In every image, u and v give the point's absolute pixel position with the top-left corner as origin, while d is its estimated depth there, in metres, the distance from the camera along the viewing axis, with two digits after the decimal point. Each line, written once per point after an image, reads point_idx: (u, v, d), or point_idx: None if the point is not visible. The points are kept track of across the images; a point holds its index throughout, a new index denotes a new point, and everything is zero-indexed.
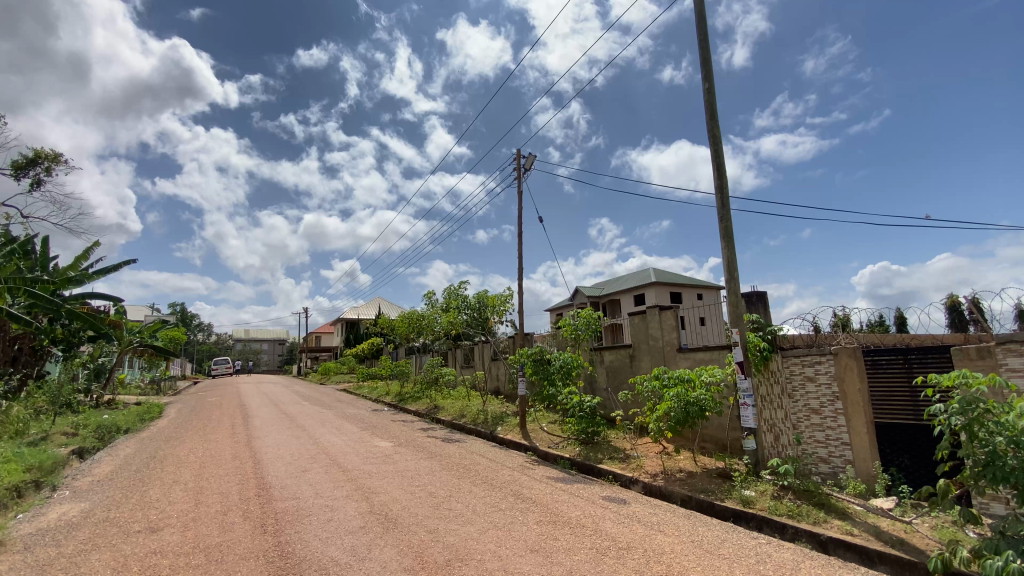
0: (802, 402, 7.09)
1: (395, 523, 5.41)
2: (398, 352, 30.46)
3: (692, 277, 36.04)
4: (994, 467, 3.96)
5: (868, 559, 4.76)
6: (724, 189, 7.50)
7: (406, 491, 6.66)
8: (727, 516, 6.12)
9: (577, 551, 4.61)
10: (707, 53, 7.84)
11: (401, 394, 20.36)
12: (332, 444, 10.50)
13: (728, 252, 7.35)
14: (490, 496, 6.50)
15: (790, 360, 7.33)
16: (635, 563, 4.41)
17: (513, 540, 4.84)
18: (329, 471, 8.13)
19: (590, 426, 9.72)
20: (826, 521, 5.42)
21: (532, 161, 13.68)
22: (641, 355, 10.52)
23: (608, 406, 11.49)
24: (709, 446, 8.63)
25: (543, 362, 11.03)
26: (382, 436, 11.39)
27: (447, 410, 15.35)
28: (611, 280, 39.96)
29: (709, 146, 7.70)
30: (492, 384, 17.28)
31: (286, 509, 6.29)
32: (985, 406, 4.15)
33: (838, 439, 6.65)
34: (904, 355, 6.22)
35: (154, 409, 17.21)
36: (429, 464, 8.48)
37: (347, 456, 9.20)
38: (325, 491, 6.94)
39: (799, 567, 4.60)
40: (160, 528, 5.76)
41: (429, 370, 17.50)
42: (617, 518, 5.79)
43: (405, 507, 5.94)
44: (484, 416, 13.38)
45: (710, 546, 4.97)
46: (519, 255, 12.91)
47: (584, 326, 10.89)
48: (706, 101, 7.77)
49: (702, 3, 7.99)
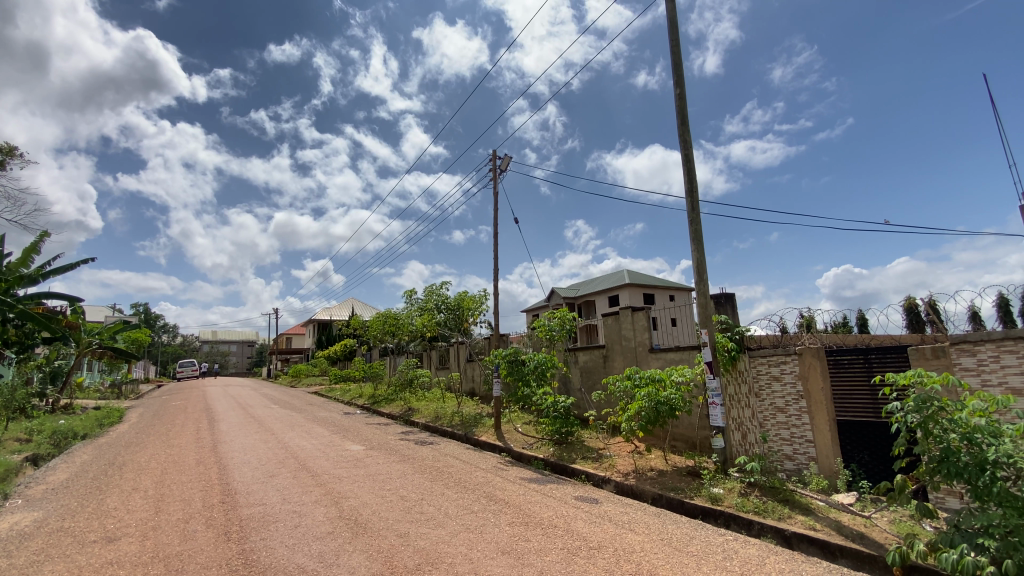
0: (768, 401, 7.27)
1: (364, 528, 5.31)
2: (372, 353, 30.02)
3: (665, 279, 36.71)
4: (949, 462, 4.12)
5: (829, 553, 4.90)
6: (694, 192, 7.64)
7: (376, 495, 6.55)
8: (696, 514, 6.22)
9: (548, 552, 4.61)
10: (678, 59, 7.98)
11: (374, 396, 20.08)
12: (301, 448, 10.26)
13: (698, 254, 7.48)
14: (463, 498, 6.45)
15: (757, 359, 7.51)
16: (605, 562, 4.43)
17: (484, 542, 4.81)
18: (298, 475, 7.93)
19: (564, 427, 9.76)
20: (790, 517, 5.56)
21: (508, 162, 13.69)
22: (615, 356, 10.63)
23: (582, 406, 11.58)
24: (679, 445, 8.77)
25: (518, 363, 11.01)
26: (354, 440, 11.20)
27: (421, 412, 15.19)
28: (586, 282, 40.33)
29: (680, 150, 7.83)
30: (467, 386, 17.21)
31: (251, 515, 6.10)
32: (939, 404, 4.32)
33: (802, 436, 6.85)
34: (864, 354, 6.45)
35: (113, 414, 16.48)
36: (401, 466, 8.37)
37: (317, 460, 9.00)
38: (293, 497, 6.75)
39: (764, 562, 4.70)
40: (118, 538, 5.52)
41: (403, 372, 17.31)
42: (588, 518, 5.81)
43: (376, 512, 5.83)
44: (459, 418, 13.30)
45: (678, 544, 5.04)
46: (495, 256, 12.91)
47: (558, 327, 10.93)
48: (677, 106, 7.90)
49: (674, 10, 8.13)
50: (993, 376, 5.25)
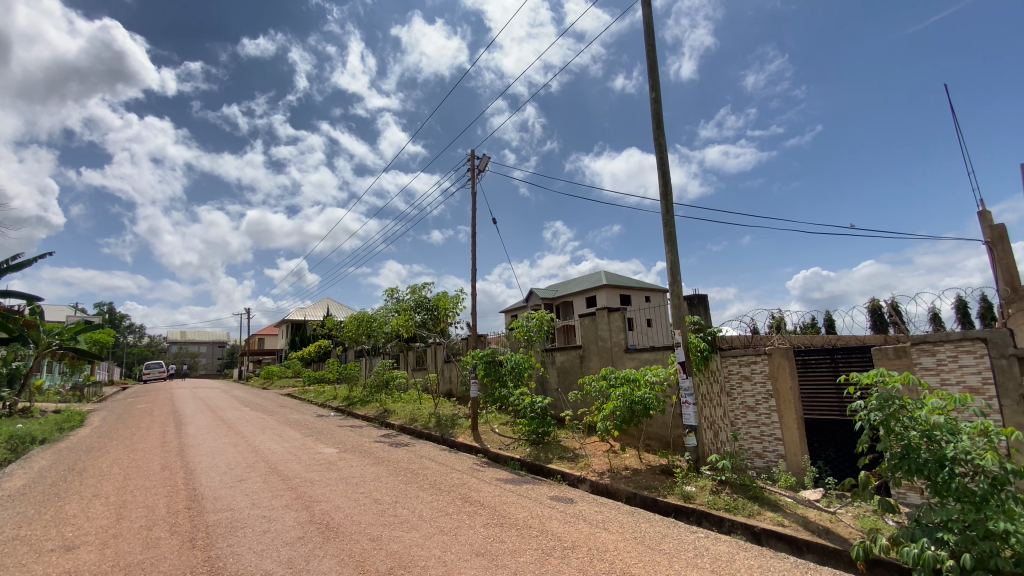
0: (739, 400, 7.42)
1: (336, 532, 5.21)
2: (347, 354, 29.57)
3: (641, 280, 37.24)
4: (909, 459, 4.26)
5: (796, 548, 5.02)
6: (669, 195, 7.75)
7: (349, 499, 6.43)
8: (669, 511, 6.30)
9: (522, 552, 4.61)
10: (654, 63, 8.08)
11: (349, 397, 19.78)
12: (272, 451, 10.02)
13: (672, 256, 7.58)
14: (438, 500, 6.39)
15: (728, 359, 7.65)
16: (579, 562, 4.44)
17: (459, 544, 4.77)
18: (268, 480, 7.73)
19: (540, 427, 9.78)
20: (759, 514, 5.68)
21: (487, 162, 13.65)
22: (591, 356, 10.70)
23: (558, 406, 11.63)
24: (654, 444, 8.88)
25: (495, 363, 10.99)
26: (327, 442, 10.99)
27: (397, 414, 15.02)
28: (564, 283, 40.59)
29: (655, 153, 7.93)
30: (444, 387, 17.09)
31: (218, 521, 5.92)
32: (900, 402, 4.46)
33: (772, 435, 7.01)
34: (831, 354, 6.63)
35: (75, 417, 15.78)
36: (376, 469, 8.25)
37: (288, 463, 8.79)
38: (263, 502, 6.58)
39: (733, 559, 4.78)
40: (77, 546, 5.28)
41: (379, 373, 17.09)
42: (563, 518, 5.82)
43: (348, 516, 5.73)
44: (435, 420, 13.20)
45: (651, 542, 5.09)
46: (472, 257, 12.87)
47: (536, 328, 10.94)
48: (652, 109, 8.00)
49: (650, 15, 8.24)
50: (951, 375, 5.46)
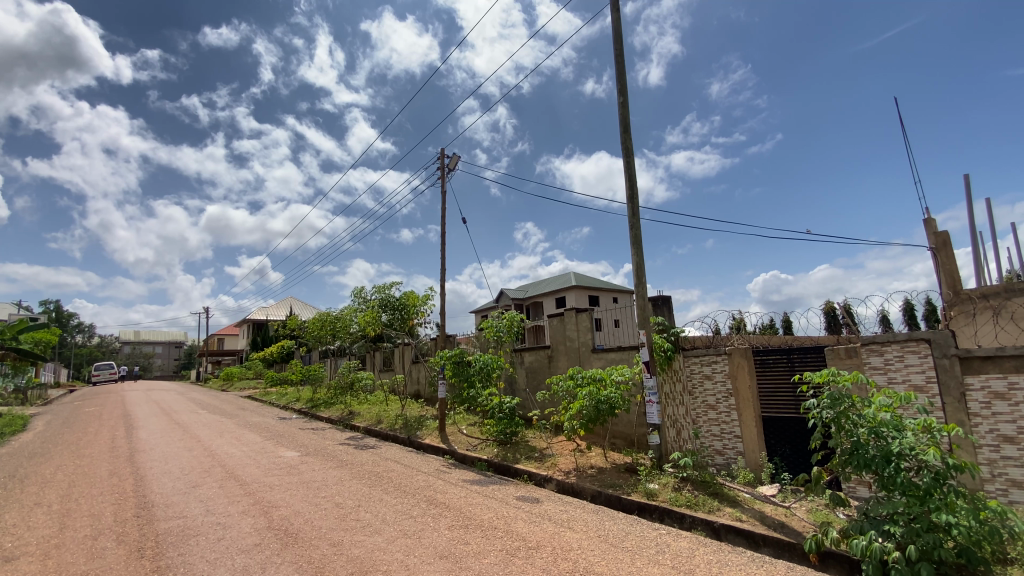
0: (700, 399, 7.60)
1: (295, 537, 5.06)
2: (312, 354, 28.83)
3: (609, 282, 37.81)
4: (858, 455, 4.45)
5: (753, 543, 5.18)
6: (635, 198, 7.86)
7: (310, 503, 6.25)
8: (633, 509, 6.40)
9: (487, 554, 4.57)
10: (622, 68, 8.20)
11: (313, 399, 19.29)
12: (230, 455, 9.66)
13: (638, 257, 7.70)
14: (402, 503, 6.29)
15: (690, 359, 7.82)
16: (543, 562, 4.44)
17: (422, 548, 4.70)
18: (225, 485, 7.44)
19: (508, 427, 9.77)
20: (719, 509, 5.84)
21: (457, 161, 13.56)
22: (559, 356, 10.76)
23: (526, 406, 11.66)
24: (619, 442, 9.00)
25: (463, 364, 10.90)
26: (289, 446, 10.67)
27: (362, 416, 14.73)
28: (534, 283, 40.76)
29: (622, 157, 8.04)
30: (412, 388, 16.87)
31: (170, 529, 5.65)
32: (850, 400, 4.66)
33: (731, 432, 7.21)
34: (788, 354, 6.86)
35: (15, 421, 14.82)
36: (339, 473, 8.06)
37: (247, 468, 8.48)
38: (218, 508, 6.32)
39: (693, 554, 4.89)
40: (14, 558, 4.94)
41: (344, 374, 16.71)
42: (528, 518, 5.82)
43: (308, 521, 5.57)
44: (402, 421, 13.00)
45: (615, 540, 5.15)
46: (442, 256, 12.75)
47: (506, 328, 10.91)
48: (620, 113, 8.12)
49: (619, 21, 8.36)
50: (897, 374, 5.74)
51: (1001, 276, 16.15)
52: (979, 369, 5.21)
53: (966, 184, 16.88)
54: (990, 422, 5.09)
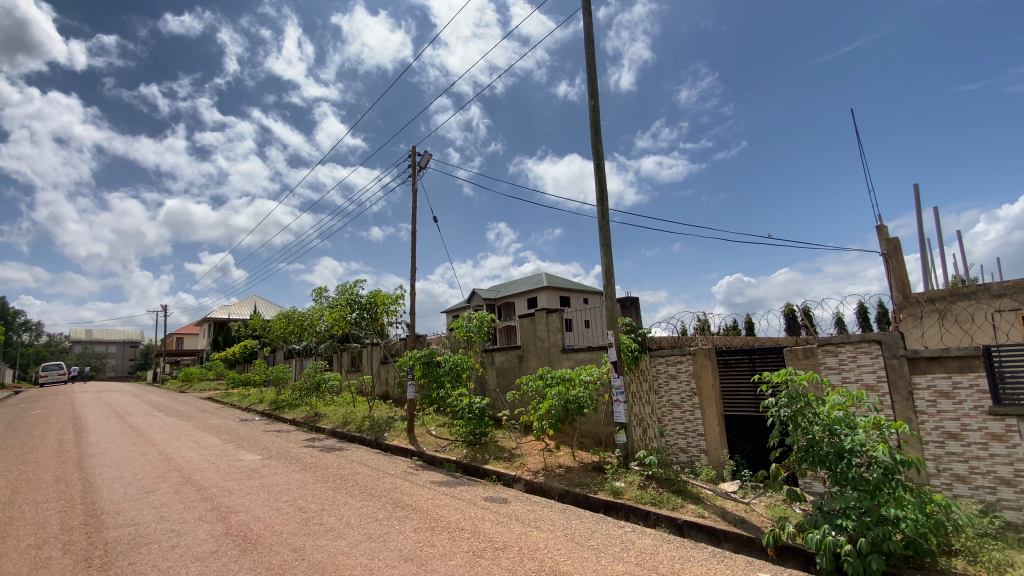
0: (666, 398, 7.75)
1: (254, 543, 4.90)
2: (276, 354, 28.05)
3: (580, 283, 38.21)
4: (813, 452, 4.63)
5: (715, 538, 5.31)
6: (605, 200, 7.96)
7: (270, 508, 6.07)
8: (599, 507, 6.48)
9: (453, 556, 4.54)
10: (593, 71, 8.29)
11: (277, 401, 18.76)
12: (187, 459, 9.28)
13: (606, 259, 7.80)
14: (368, 506, 6.18)
15: (657, 359, 7.97)
16: (509, 562, 4.45)
17: (387, 551, 4.63)
18: (180, 490, 7.15)
19: (478, 427, 9.74)
20: (683, 506, 5.96)
21: (428, 159, 13.44)
22: (529, 356, 10.80)
23: (496, 406, 11.65)
24: (587, 441, 9.10)
25: (433, 364, 10.80)
26: (250, 449, 10.34)
27: (328, 418, 14.40)
28: (505, 284, 40.78)
29: (593, 160, 8.12)
30: (380, 389, 16.60)
31: (120, 537, 5.39)
32: (806, 399, 4.85)
33: (695, 430, 7.38)
34: (749, 354, 7.06)
35: None
36: (302, 476, 7.86)
37: (205, 472, 8.16)
38: (173, 514, 6.07)
39: (656, 551, 4.98)
40: None
41: (309, 375, 16.30)
42: (496, 518, 5.82)
43: (268, 526, 5.40)
44: (369, 423, 12.78)
45: (580, 538, 5.20)
46: (412, 255, 12.61)
47: (476, 328, 10.87)
48: (590, 116, 8.20)
49: (591, 26, 8.45)
50: (851, 373, 5.99)
51: (946, 281, 17.11)
52: (926, 369, 5.49)
53: (916, 193, 17.83)
54: (936, 420, 5.37)
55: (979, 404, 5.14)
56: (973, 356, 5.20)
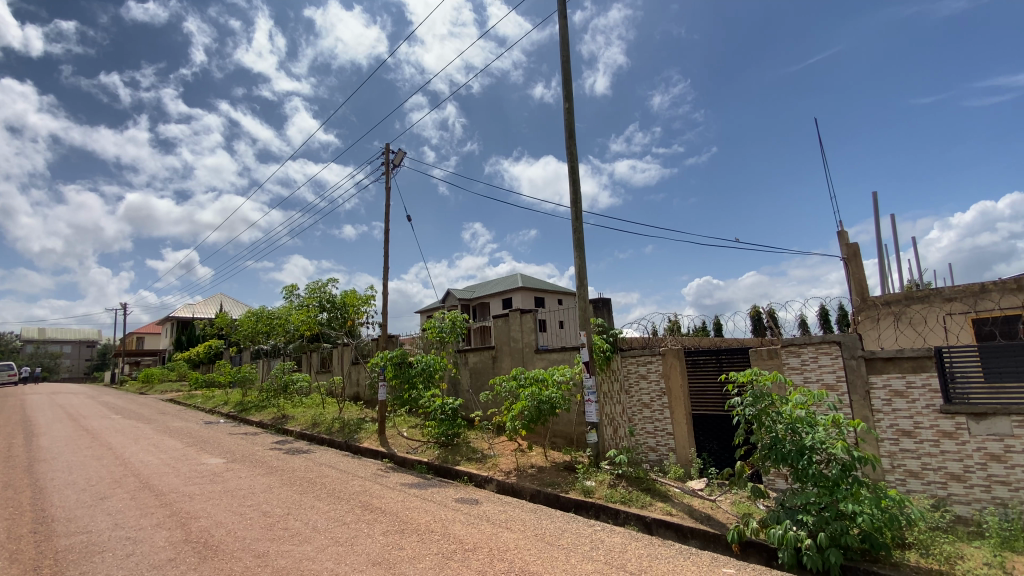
0: (636, 397, 7.86)
1: (215, 550, 4.73)
2: (243, 354, 27.25)
3: (554, 285, 38.42)
4: (776, 449, 4.77)
5: (682, 535, 5.41)
6: (578, 201, 8.02)
7: (233, 513, 5.88)
8: (570, 507, 6.52)
9: (422, 558, 4.49)
10: (567, 74, 8.34)
11: (243, 402, 18.23)
12: (145, 464, 8.91)
13: (579, 260, 7.86)
14: (335, 509, 6.06)
15: (627, 359, 8.07)
16: (479, 563, 4.43)
17: (354, 555, 4.54)
18: (137, 496, 6.85)
19: (450, 428, 9.67)
20: (651, 504, 6.05)
21: (402, 157, 13.30)
22: (503, 357, 10.80)
23: (469, 407, 11.60)
24: (559, 441, 9.15)
25: (404, 365, 10.67)
26: (213, 452, 9.99)
27: (296, 420, 14.07)
28: (480, 284, 40.65)
29: (567, 162, 8.18)
30: (351, 390, 16.32)
31: (72, 546, 5.13)
32: (770, 398, 4.99)
33: (664, 430, 7.51)
34: (716, 355, 7.21)
35: None
36: (268, 479, 7.65)
37: (164, 477, 7.84)
38: (129, 521, 5.82)
39: (625, 549, 5.04)
40: None
41: (277, 376, 15.88)
42: (466, 520, 5.78)
43: (230, 532, 5.24)
44: (339, 424, 12.57)
45: (550, 538, 5.22)
46: (385, 254, 12.44)
47: (449, 328, 10.80)
48: (565, 118, 8.25)
49: (566, 29, 8.50)
50: (812, 374, 6.20)
51: (902, 286, 17.88)
52: (882, 369, 5.72)
53: (874, 201, 18.57)
54: (891, 417, 5.61)
55: (931, 403, 5.38)
56: (925, 357, 5.45)
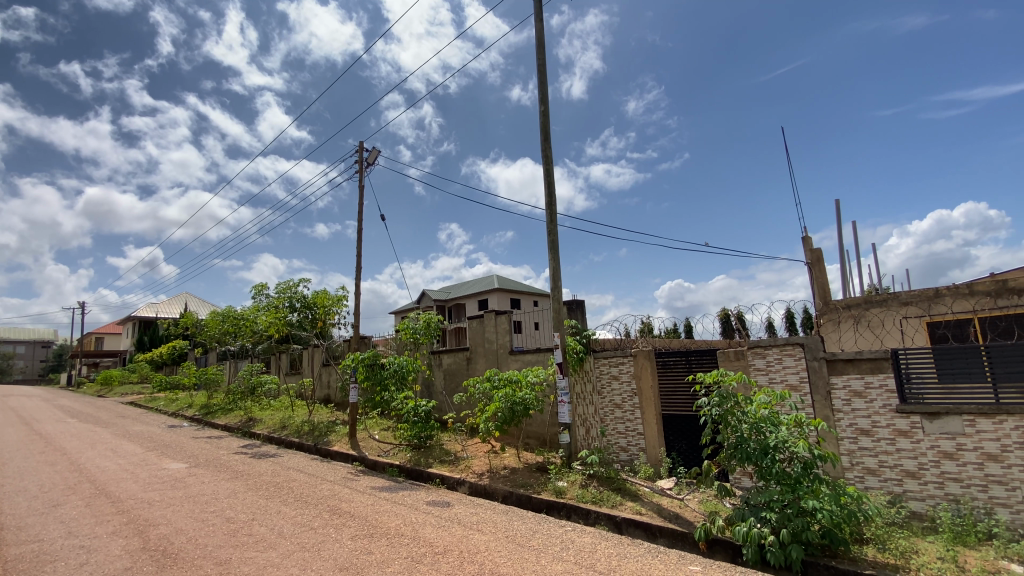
0: (608, 398, 7.95)
1: (174, 559, 4.57)
2: (209, 356, 26.47)
3: (530, 286, 38.53)
4: (741, 448, 4.91)
5: (651, 534, 5.49)
6: (553, 204, 8.07)
7: (194, 520, 5.68)
8: (541, 507, 6.54)
9: (390, 562, 4.43)
10: (543, 77, 8.39)
11: (208, 405, 17.68)
12: (102, 469, 8.54)
13: (554, 262, 7.90)
14: (302, 514, 5.93)
15: (600, 360, 8.15)
16: (448, 566, 4.40)
17: (321, 560, 4.45)
18: (93, 503, 6.56)
19: (423, 431, 9.58)
20: (621, 504, 6.12)
21: (377, 155, 13.13)
22: (477, 358, 10.77)
23: (442, 409, 11.52)
24: (532, 442, 9.18)
25: (376, 366, 10.52)
26: (175, 457, 9.64)
27: (264, 423, 13.73)
28: (456, 285, 40.43)
29: (542, 164, 8.22)
30: (322, 392, 16.00)
31: (20, 556, 4.87)
32: (735, 398, 5.11)
33: (635, 430, 7.61)
34: (686, 356, 7.35)
35: None
36: (233, 484, 7.43)
37: (121, 483, 7.53)
38: (83, 528, 5.57)
39: (595, 548, 5.09)
40: None
41: (244, 378, 15.45)
42: (437, 522, 5.74)
43: (191, 539, 5.06)
44: (308, 427, 12.31)
45: (521, 539, 5.22)
46: (358, 254, 12.25)
47: (423, 329, 10.71)
48: (540, 121, 8.30)
49: (542, 32, 8.55)
50: (777, 374, 6.38)
51: (863, 290, 18.59)
52: (842, 370, 5.93)
53: (838, 208, 19.26)
54: (850, 417, 5.82)
55: (888, 403, 5.60)
56: (883, 358, 5.67)
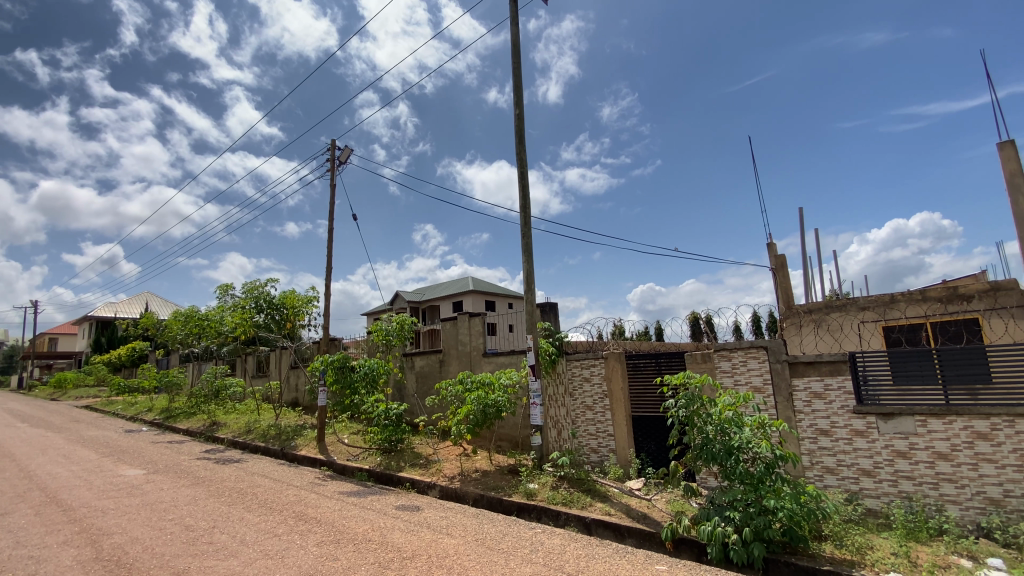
0: (580, 400, 8.02)
1: (128, 569, 4.39)
2: (171, 358, 25.53)
3: (505, 289, 38.57)
4: (707, 449, 5.02)
5: (620, 535, 5.56)
6: (527, 207, 8.10)
7: (152, 528, 5.46)
8: (512, 510, 6.54)
9: (356, 568, 4.36)
10: (519, 80, 8.42)
11: (169, 408, 17.05)
12: (53, 477, 8.13)
13: (527, 265, 7.93)
14: (266, 521, 5.77)
15: (572, 363, 8.21)
16: (416, 571, 4.36)
17: (286, 568, 4.35)
18: (42, 512, 6.24)
19: (394, 434, 9.46)
20: (591, 505, 6.17)
21: (350, 154, 12.93)
22: (450, 361, 10.71)
23: (414, 412, 11.41)
24: (504, 444, 9.18)
25: (346, 369, 10.34)
26: (133, 463, 9.25)
27: (228, 427, 13.32)
28: (430, 287, 40.14)
29: (517, 167, 8.25)
30: (289, 395, 15.63)
31: None
32: (701, 400, 5.23)
33: (605, 431, 7.69)
34: (655, 359, 7.47)
35: None
36: (194, 491, 7.18)
37: (74, 491, 7.19)
38: (32, 539, 5.29)
39: (564, 550, 5.13)
40: None
41: (207, 381, 14.97)
42: (406, 527, 5.68)
43: (148, 548, 4.87)
44: (275, 432, 12.01)
45: (490, 542, 5.21)
46: (329, 253, 12.04)
47: (395, 331, 10.58)
48: (515, 124, 8.32)
49: (518, 36, 8.59)
50: (741, 377, 6.55)
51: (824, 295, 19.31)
52: (803, 372, 6.13)
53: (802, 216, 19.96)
54: (811, 418, 6.02)
55: (846, 404, 5.82)
56: (841, 361, 5.89)
